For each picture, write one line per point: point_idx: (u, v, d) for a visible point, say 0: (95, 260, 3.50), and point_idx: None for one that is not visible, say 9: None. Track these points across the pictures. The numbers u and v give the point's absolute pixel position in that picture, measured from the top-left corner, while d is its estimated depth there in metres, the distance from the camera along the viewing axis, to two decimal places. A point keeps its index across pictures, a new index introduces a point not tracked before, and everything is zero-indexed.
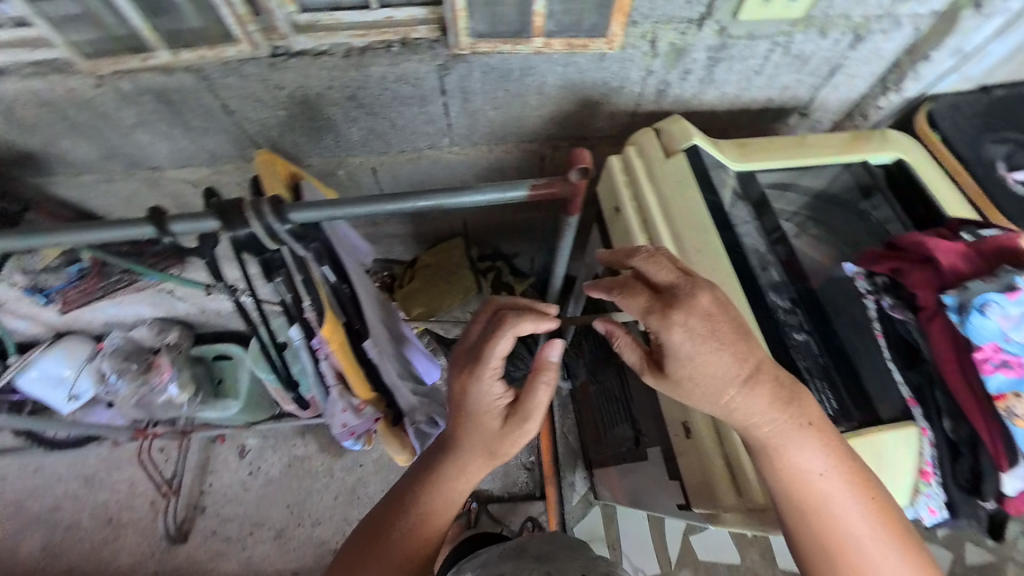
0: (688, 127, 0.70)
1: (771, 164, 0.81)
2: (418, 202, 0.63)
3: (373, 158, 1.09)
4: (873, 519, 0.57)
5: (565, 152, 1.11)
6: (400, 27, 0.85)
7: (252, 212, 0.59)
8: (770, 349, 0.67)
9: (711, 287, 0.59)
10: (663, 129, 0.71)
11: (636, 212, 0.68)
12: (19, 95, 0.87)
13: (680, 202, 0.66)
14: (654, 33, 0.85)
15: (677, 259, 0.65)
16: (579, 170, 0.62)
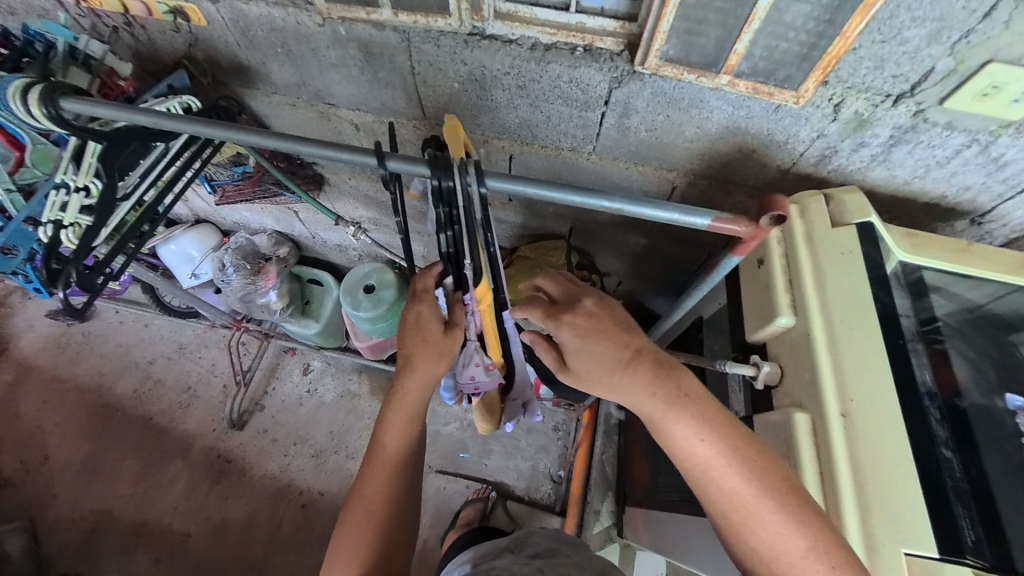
0: (865, 204, 0.68)
1: (940, 264, 0.74)
2: (604, 203, 0.62)
3: (515, 146, 1.16)
4: (766, 496, 0.54)
5: (698, 190, 1.10)
6: (590, 34, 0.89)
7: (460, 171, 0.61)
8: (895, 436, 0.55)
9: (839, 360, 0.60)
10: (834, 197, 0.70)
11: (784, 269, 0.68)
12: (258, 18, 1.01)
13: (838, 272, 0.64)
14: (844, 98, 0.82)
15: (827, 329, 0.62)
16: (773, 216, 0.58)
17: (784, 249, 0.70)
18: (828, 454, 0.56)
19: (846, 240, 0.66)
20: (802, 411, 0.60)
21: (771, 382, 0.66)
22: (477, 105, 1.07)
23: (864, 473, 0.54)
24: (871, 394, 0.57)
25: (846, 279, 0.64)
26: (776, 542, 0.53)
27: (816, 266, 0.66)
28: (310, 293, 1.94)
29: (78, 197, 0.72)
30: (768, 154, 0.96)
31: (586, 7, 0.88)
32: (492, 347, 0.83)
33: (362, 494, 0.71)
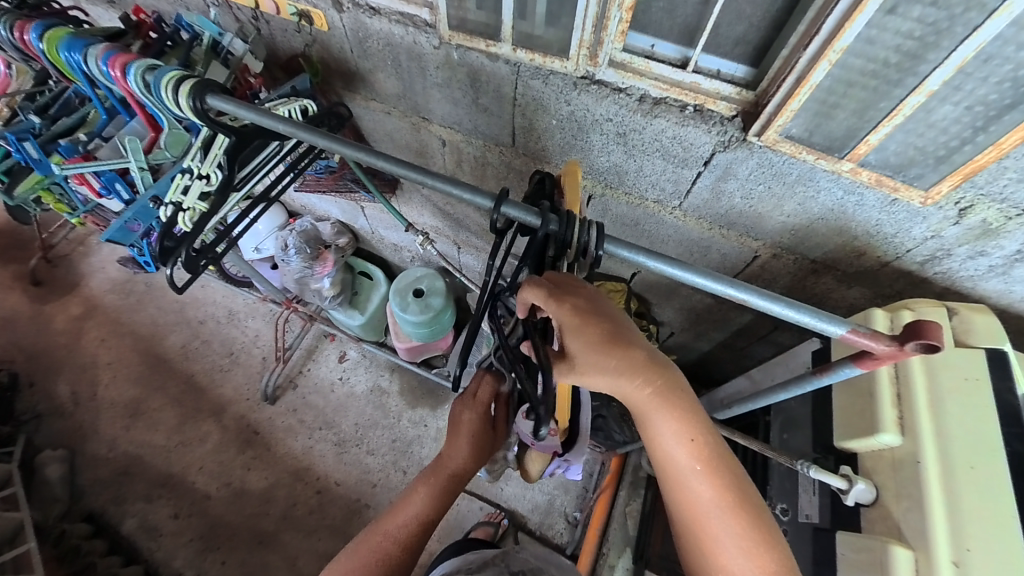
0: (997, 332, 0.65)
1: None
2: (722, 285, 0.60)
3: (598, 187, 1.14)
4: (718, 494, 0.60)
5: (781, 264, 1.06)
6: (705, 96, 0.87)
7: (582, 229, 0.61)
8: None
9: (953, 500, 0.56)
10: (959, 315, 0.67)
11: (894, 382, 0.65)
12: (379, 32, 1.05)
13: (959, 398, 0.61)
14: (972, 206, 0.76)
15: (941, 456, 0.58)
16: (922, 345, 0.52)
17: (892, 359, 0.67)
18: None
19: (968, 365, 0.63)
20: (903, 546, 0.56)
21: (864, 502, 0.63)
22: (570, 144, 1.07)
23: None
24: (991, 541, 0.53)
25: (968, 409, 0.60)
26: (717, 538, 0.60)
27: (931, 385, 0.63)
28: (360, 285, 1.96)
29: (199, 183, 0.76)
30: (870, 245, 0.92)
31: (705, 69, 0.87)
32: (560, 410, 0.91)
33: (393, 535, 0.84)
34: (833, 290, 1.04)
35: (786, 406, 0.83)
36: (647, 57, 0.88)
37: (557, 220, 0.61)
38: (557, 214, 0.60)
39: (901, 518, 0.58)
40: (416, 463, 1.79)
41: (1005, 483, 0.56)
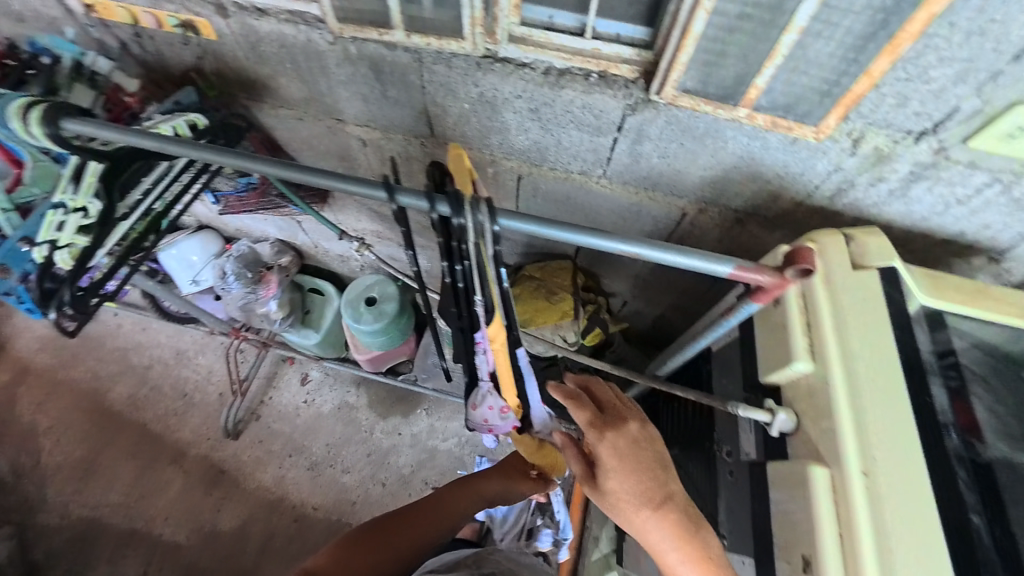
0: (891, 249, 0.68)
1: (957, 311, 0.71)
2: (622, 244, 0.67)
3: (525, 166, 1.13)
4: None
5: (709, 218, 1.08)
6: (606, 61, 0.87)
7: (472, 207, 0.60)
8: (910, 495, 0.54)
9: (859, 414, 0.59)
10: (855, 237, 0.70)
11: (802, 312, 0.68)
12: (270, 34, 1.00)
13: (855, 315, 0.64)
14: (862, 134, 0.80)
15: (847, 375, 0.61)
16: (797, 269, 0.68)
17: (802, 291, 0.70)
18: (849, 517, 0.55)
19: (869, 284, 0.67)
20: (820, 464, 0.59)
21: (786, 433, 0.66)
22: (487, 126, 1.05)
23: (887, 539, 0.53)
24: (892, 445, 0.57)
25: (865, 325, 0.64)
26: None
27: (836, 310, 0.65)
28: (311, 302, 1.88)
29: (75, 216, 0.73)
30: (782, 186, 0.95)
31: (602, 35, 0.88)
32: (505, 389, 0.81)
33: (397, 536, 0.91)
34: (760, 235, 1.07)
35: (725, 354, 0.85)
36: (546, 28, 0.88)
37: (446, 201, 0.60)
38: (449, 194, 0.60)
39: (818, 438, 0.61)
40: (394, 473, 1.76)
41: (899, 389, 0.60)
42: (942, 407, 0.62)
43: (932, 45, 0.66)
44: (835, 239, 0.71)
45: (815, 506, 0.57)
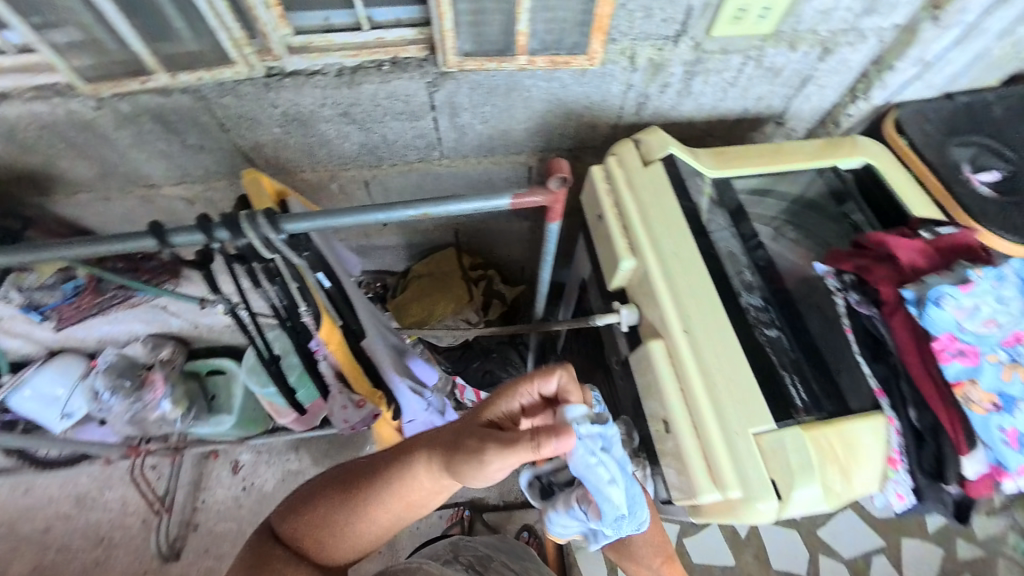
0: (664, 137, 0.79)
1: (745, 172, 0.83)
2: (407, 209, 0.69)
3: (365, 171, 1.12)
4: None
5: (552, 165, 1.15)
6: (392, 47, 0.88)
7: (247, 223, 0.63)
8: (719, 335, 0.67)
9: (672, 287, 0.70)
10: (641, 140, 0.80)
11: (617, 218, 0.78)
12: (19, 117, 0.88)
13: (654, 206, 0.75)
14: (633, 50, 0.90)
15: (656, 259, 0.72)
16: (558, 179, 0.70)
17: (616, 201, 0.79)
18: (684, 372, 0.66)
19: (658, 176, 0.77)
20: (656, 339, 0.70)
21: (636, 324, 0.74)
22: (308, 143, 1.02)
23: (712, 376, 0.65)
24: (699, 302, 0.69)
25: (662, 213, 0.74)
26: None
27: (641, 208, 0.76)
28: (214, 385, 1.71)
29: None
30: (595, 115, 1.03)
31: (380, 23, 0.88)
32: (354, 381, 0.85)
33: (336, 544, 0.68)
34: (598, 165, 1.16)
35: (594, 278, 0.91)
36: (324, 32, 0.86)
37: (223, 226, 0.64)
38: (221, 218, 0.63)
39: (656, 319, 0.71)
40: None
41: (695, 255, 0.72)
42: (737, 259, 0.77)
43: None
44: (630, 149, 0.82)
45: (661, 373, 0.67)
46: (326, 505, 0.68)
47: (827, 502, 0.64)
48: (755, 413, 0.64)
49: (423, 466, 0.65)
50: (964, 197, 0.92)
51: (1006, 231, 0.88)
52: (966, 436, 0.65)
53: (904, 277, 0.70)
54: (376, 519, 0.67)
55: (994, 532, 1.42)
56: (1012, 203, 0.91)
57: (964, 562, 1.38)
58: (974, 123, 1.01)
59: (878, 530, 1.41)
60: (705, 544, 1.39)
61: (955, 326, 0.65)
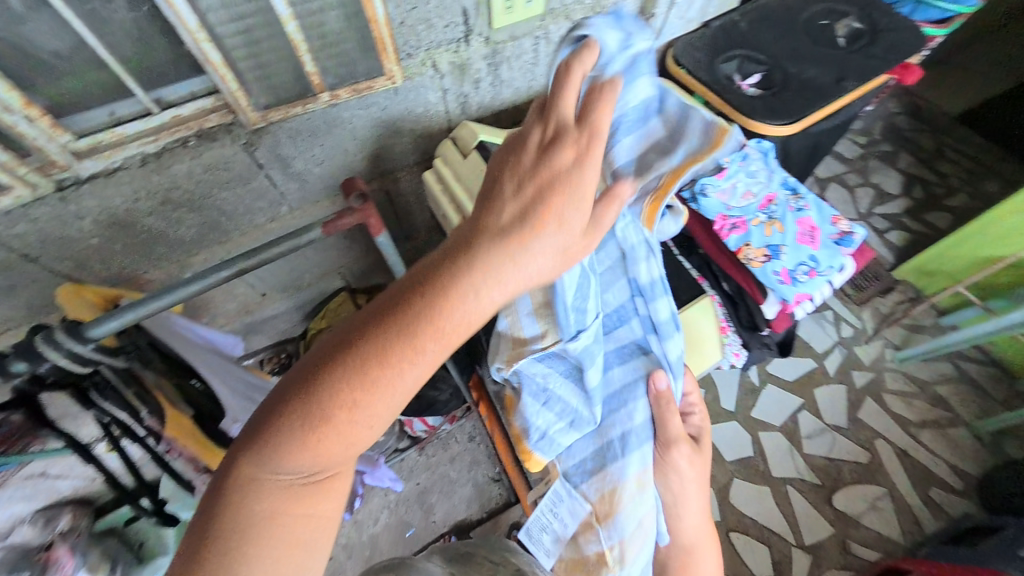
0: (472, 127, 0.87)
1: None
2: (221, 272, 0.65)
3: (218, 250, 1.07)
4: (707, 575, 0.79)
5: (407, 183, 1.21)
6: (193, 121, 0.83)
7: (44, 344, 0.56)
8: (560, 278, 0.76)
9: None
10: (455, 137, 0.88)
11: (457, 212, 0.86)
12: None
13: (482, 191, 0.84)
14: (432, 59, 0.94)
15: None
16: (356, 196, 0.68)
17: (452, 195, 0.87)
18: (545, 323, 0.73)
19: (477, 164, 0.86)
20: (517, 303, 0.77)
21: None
22: (139, 241, 0.96)
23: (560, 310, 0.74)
24: None
25: None
26: None
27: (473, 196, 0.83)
28: None
29: None
30: (425, 125, 1.08)
31: (172, 99, 0.82)
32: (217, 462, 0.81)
33: (333, 426, 0.46)
34: None
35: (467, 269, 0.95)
36: (112, 125, 0.80)
37: (18, 355, 0.56)
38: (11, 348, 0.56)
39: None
40: None
41: None
42: None
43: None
44: (452, 148, 0.90)
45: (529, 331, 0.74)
46: (333, 366, 0.47)
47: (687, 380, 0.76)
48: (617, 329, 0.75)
49: (473, 267, 0.51)
50: (739, 102, 1.11)
51: (773, 118, 1.07)
52: (755, 284, 0.75)
53: None
54: (404, 371, 0.48)
55: (874, 355, 1.72)
56: (771, 94, 1.12)
57: (862, 387, 1.66)
58: (731, 41, 1.21)
59: (794, 390, 1.66)
60: None
61: (723, 208, 0.78)
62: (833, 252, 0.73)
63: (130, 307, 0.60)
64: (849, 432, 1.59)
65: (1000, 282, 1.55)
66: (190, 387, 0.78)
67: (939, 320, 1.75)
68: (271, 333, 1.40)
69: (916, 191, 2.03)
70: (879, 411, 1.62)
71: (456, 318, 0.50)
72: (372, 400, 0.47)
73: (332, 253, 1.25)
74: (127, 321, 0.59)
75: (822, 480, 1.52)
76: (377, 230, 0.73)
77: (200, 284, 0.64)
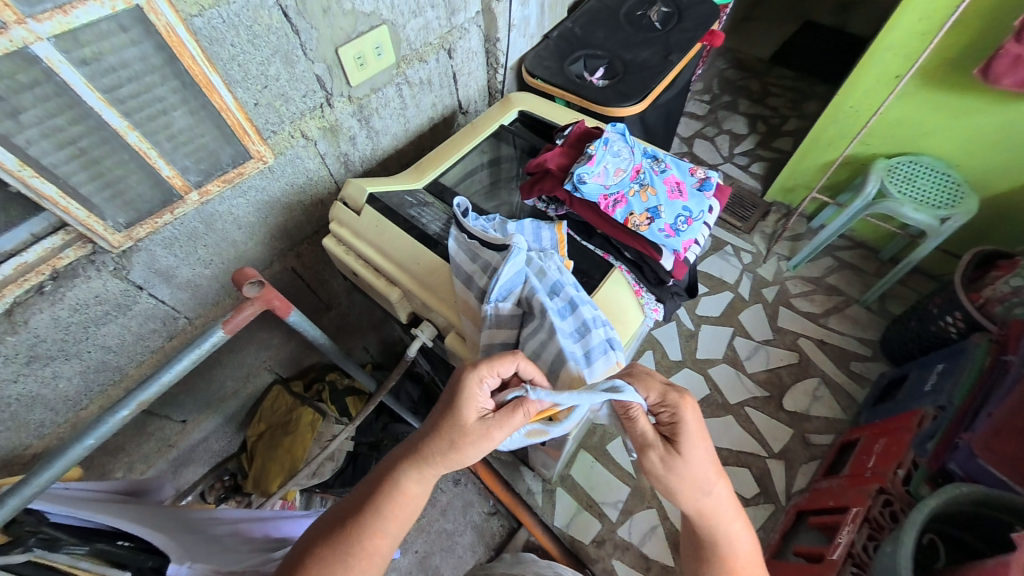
0: (359, 183, 0.88)
1: (441, 169, 0.96)
2: (117, 413, 0.53)
3: (113, 390, 0.94)
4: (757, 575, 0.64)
5: (311, 254, 1.18)
6: (44, 264, 0.74)
7: None
8: None
9: (437, 291, 0.78)
10: (344, 196, 0.88)
11: (367, 267, 0.85)
12: None
13: (386, 238, 0.83)
14: (300, 129, 0.94)
15: (411, 280, 0.80)
16: (254, 283, 0.61)
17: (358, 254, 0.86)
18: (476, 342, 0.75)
19: (373, 218, 0.86)
20: (454, 333, 0.78)
21: (438, 333, 0.82)
22: (7, 416, 0.81)
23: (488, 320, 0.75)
24: None
25: (396, 241, 0.83)
26: None
27: (379, 248, 0.84)
28: None
29: None
30: (312, 193, 1.06)
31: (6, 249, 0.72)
32: None
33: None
34: None
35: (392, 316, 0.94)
36: None
37: None
38: None
39: (442, 320, 0.79)
40: None
41: (438, 255, 0.81)
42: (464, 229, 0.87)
43: (243, 56, 0.77)
44: (343, 208, 0.90)
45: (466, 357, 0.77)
46: (340, 537, 0.58)
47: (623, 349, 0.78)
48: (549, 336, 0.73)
49: (415, 473, 0.61)
50: (594, 95, 1.24)
51: (626, 102, 1.21)
52: (649, 245, 0.77)
53: (560, 176, 0.85)
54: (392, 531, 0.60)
55: (772, 270, 1.97)
56: (617, 81, 1.26)
57: (774, 300, 1.89)
58: (571, 45, 1.35)
59: (723, 322, 1.86)
60: None
61: (603, 187, 0.79)
62: (698, 197, 0.80)
63: (10, 493, 0.47)
64: (776, 341, 1.81)
65: (840, 180, 1.87)
66: (119, 549, 0.55)
67: (810, 224, 2.05)
68: (208, 455, 1.25)
69: (759, 127, 2.38)
70: (793, 315, 1.86)
71: (411, 496, 0.61)
72: (373, 567, 0.59)
73: (252, 349, 1.16)
74: (14, 507, 0.47)
75: (769, 391, 1.71)
76: (283, 311, 0.66)
77: (98, 434, 0.52)
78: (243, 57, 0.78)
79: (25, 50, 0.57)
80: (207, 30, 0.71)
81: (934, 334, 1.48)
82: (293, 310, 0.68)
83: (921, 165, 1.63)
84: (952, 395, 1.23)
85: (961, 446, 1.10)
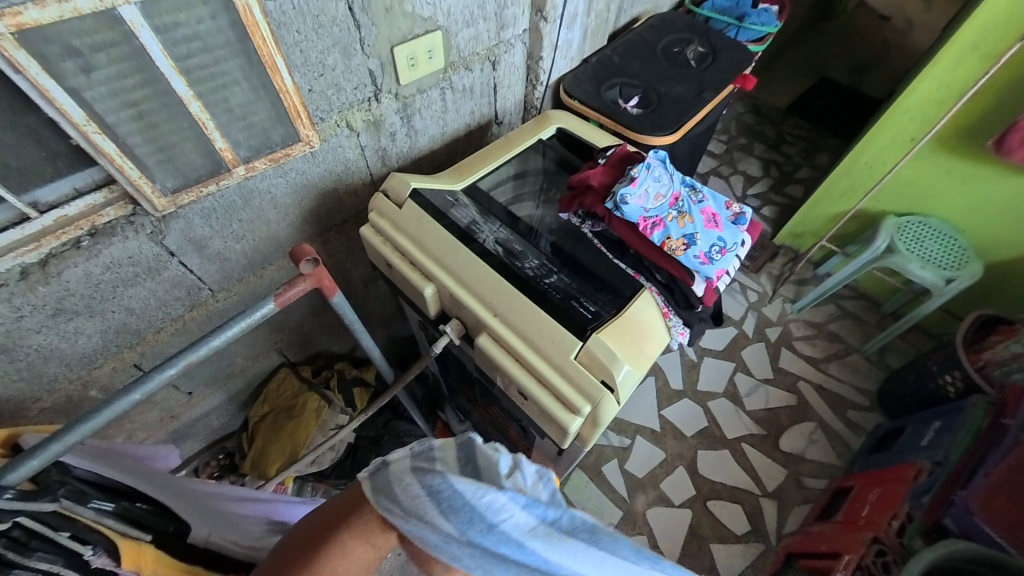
0: (402, 178, 0.90)
1: (480, 175, 0.98)
2: (164, 370, 0.57)
3: (128, 353, 0.95)
4: None
5: (336, 243, 1.18)
6: (84, 219, 0.74)
7: None
8: (517, 289, 0.78)
9: (471, 290, 0.80)
10: (387, 188, 0.90)
11: (403, 260, 0.87)
12: None
13: (426, 234, 0.85)
14: (346, 120, 0.96)
15: (448, 276, 0.82)
16: (308, 261, 0.68)
17: (396, 246, 0.88)
18: (516, 352, 0.75)
19: (414, 212, 0.88)
20: (482, 334, 0.79)
21: (464, 331, 0.85)
22: (24, 365, 0.81)
23: (512, 323, 0.76)
24: (496, 287, 0.79)
25: (437, 237, 0.85)
26: None
27: (418, 242, 0.86)
28: None
29: None
30: (347, 182, 1.07)
31: (51, 201, 0.72)
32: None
33: None
34: None
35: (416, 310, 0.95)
36: None
37: None
38: None
39: (472, 319, 0.80)
40: None
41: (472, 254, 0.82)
42: (499, 235, 0.88)
43: (306, 42, 0.80)
44: (384, 200, 0.92)
45: (499, 357, 0.77)
46: None
47: (640, 370, 0.74)
48: (564, 342, 0.73)
49: None
50: (629, 120, 1.28)
51: (657, 132, 1.25)
52: (681, 268, 0.81)
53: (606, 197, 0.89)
54: None
55: (777, 311, 2.00)
56: (651, 111, 1.30)
57: (776, 341, 1.92)
58: (607, 71, 1.39)
59: (726, 356, 1.88)
60: (637, 454, 1.66)
61: (643, 210, 0.82)
62: (732, 229, 0.83)
63: (58, 435, 0.49)
64: (776, 381, 1.82)
65: (850, 231, 1.92)
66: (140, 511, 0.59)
67: (816, 271, 2.09)
68: (206, 431, 1.24)
69: (772, 172, 2.45)
70: (794, 357, 1.88)
71: None
72: None
73: (265, 331, 1.15)
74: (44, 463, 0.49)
75: (767, 429, 1.72)
76: (327, 292, 0.74)
77: (145, 390, 0.56)
78: (306, 44, 0.80)
79: (111, 11, 0.59)
80: (277, 14, 0.73)
81: (932, 391, 1.50)
82: (337, 292, 0.76)
83: (930, 226, 1.68)
84: (949, 450, 1.24)
85: (958, 502, 1.12)
